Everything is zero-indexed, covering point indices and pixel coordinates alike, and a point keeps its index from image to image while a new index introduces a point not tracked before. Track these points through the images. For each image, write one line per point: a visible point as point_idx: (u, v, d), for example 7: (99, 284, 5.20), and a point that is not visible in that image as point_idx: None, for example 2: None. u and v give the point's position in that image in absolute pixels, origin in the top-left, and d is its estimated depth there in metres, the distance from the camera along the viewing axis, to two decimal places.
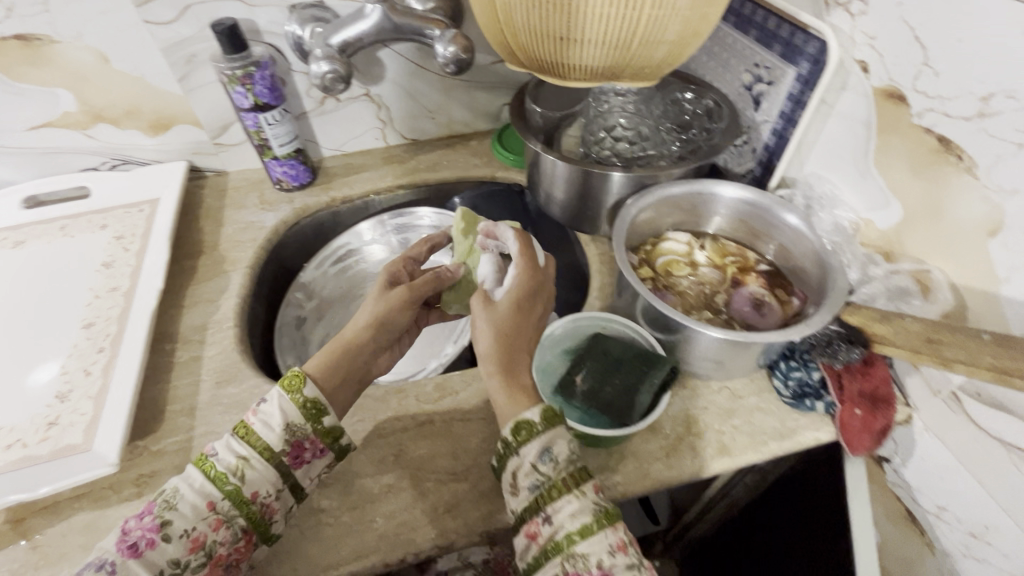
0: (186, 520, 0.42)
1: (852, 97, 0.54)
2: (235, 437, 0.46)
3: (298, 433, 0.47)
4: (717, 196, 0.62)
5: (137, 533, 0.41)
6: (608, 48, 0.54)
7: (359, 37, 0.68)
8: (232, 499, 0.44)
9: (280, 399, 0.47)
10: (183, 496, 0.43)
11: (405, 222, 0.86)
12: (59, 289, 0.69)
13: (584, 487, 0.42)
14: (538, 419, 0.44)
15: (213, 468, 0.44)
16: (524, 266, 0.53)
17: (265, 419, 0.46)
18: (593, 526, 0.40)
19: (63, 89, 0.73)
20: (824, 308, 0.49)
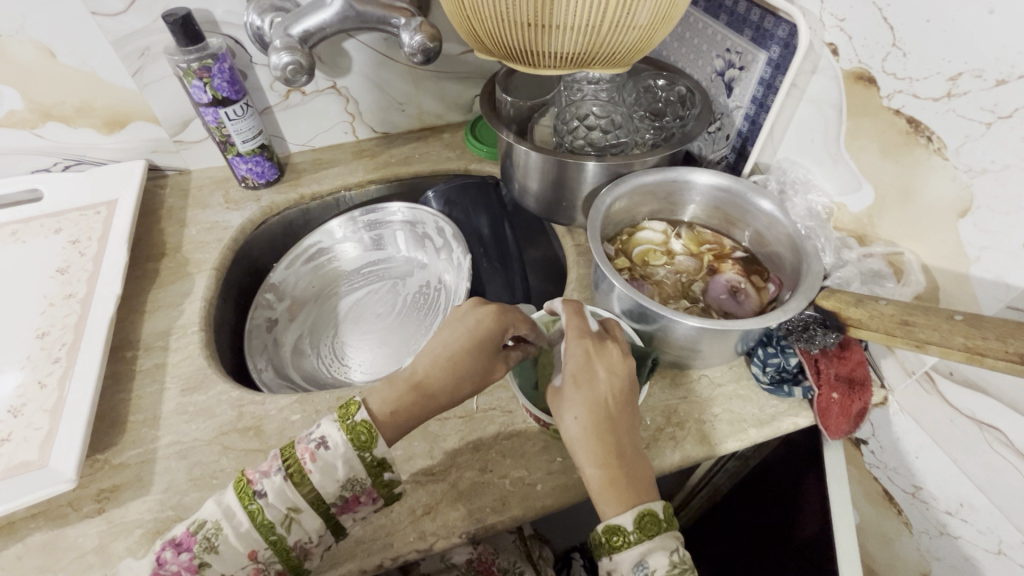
0: (223, 563, 0.42)
1: (822, 81, 0.53)
2: (286, 485, 0.43)
3: (357, 488, 0.44)
4: (692, 184, 0.62)
5: (175, 567, 0.41)
6: (580, 35, 0.53)
7: (322, 26, 0.65)
8: (275, 549, 0.43)
9: (344, 452, 0.44)
10: (226, 539, 0.42)
11: (377, 218, 0.83)
12: (10, 297, 0.66)
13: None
14: (630, 526, 0.41)
15: (260, 513, 0.43)
16: (576, 339, 0.48)
17: (324, 471, 0.43)
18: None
19: (7, 86, 0.69)
20: (799, 293, 0.49)
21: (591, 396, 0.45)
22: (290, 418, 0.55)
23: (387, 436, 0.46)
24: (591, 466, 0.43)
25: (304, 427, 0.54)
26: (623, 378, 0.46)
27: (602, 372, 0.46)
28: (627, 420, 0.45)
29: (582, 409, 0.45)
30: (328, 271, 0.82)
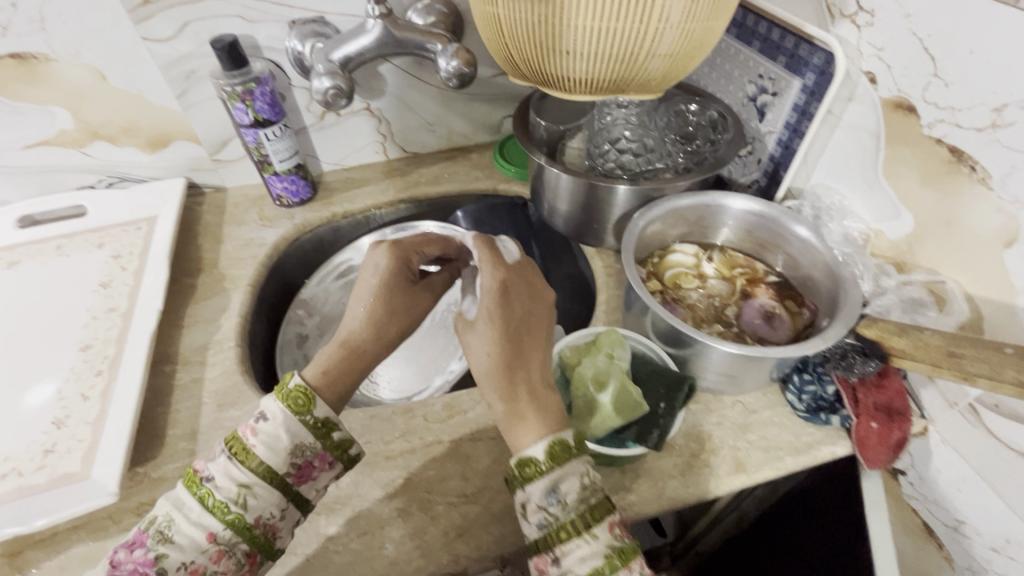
0: (183, 553, 0.40)
1: (859, 108, 0.54)
2: (230, 464, 0.43)
3: (308, 452, 0.45)
4: (726, 208, 0.62)
5: (129, 566, 0.40)
6: (605, 62, 0.54)
7: (361, 52, 0.67)
8: (235, 530, 0.42)
9: (283, 419, 0.44)
10: (179, 528, 0.41)
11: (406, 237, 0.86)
12: (55, 311, 0.68)
13: (597, 525, 0.39)
14: (543, 457, 0.40)
15: (211, 496, 0.42)
16: (490, 267, 0.49)
17: (265, 441, 0.44)
18: (604, 569, 0.38)
19: (59, 107, 0.71)
20: (839, 321, 0.49)
21: (501, 326, 0.46)
22: None
23: (330, 400, 0.47)
24: (496, 398, 0.44)
25: None
26: (532, 308, 0.48)
27: (515, 303, 0.47)
28: (535, 352, 0.46)
29: (491, 340, 0.45)
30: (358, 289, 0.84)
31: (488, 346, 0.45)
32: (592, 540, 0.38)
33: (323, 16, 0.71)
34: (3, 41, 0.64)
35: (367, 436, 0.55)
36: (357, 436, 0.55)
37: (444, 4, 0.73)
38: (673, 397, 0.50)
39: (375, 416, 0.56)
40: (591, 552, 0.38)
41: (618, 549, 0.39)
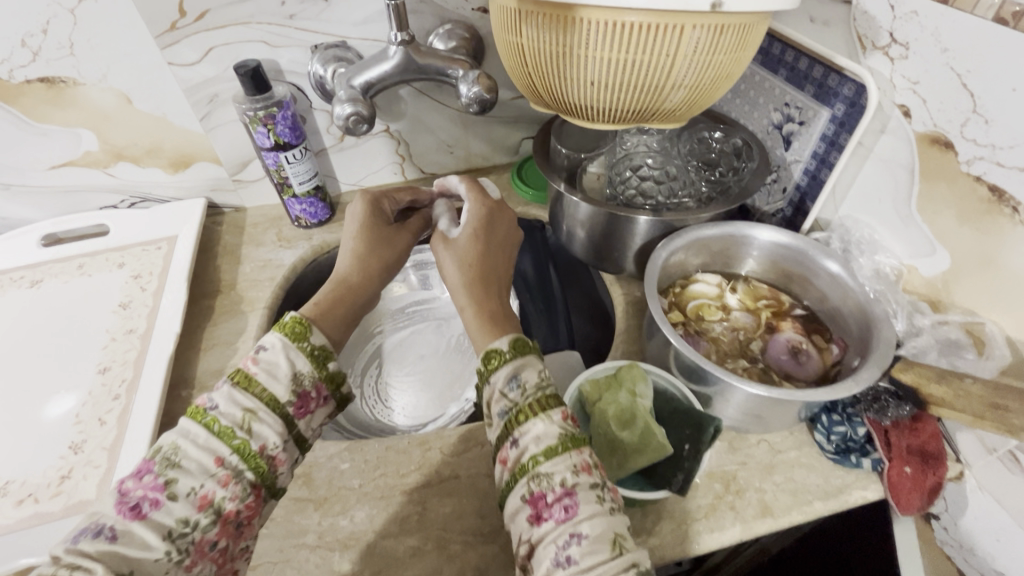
0: (192, 477, 0.39)
1: (892, 141, 0.52)
2: (234, 392, 0.43)
3: (305, 383, 0.46)
4: (751, 239, 0.60)
5: (138, 493, 0.38)
6: (626, 92, 0.53)
7: (383, 78, 0.67)
8: (242, 456, 0.41)
9: (287, 348, 0.46)
10: (187, 453, 0.40)
11: (423, 258, 0.84)
12: (75, 331, 0.68)
13: (553, 409, 0.42)
14: (507, 347, 0.45)
15: (216, 422, 0.42)
16: (475, 196, 0.59)
17: (269, 369, 0.45)
18: (559, 448, 0.40)
19: (85, 129, 0.72)
20: (871, 363, 0.47)
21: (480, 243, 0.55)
22: (338, 467, 0.54)
23: (324, 331, 0.50)
24: (465, 301, 0.51)
25: (354, 477, 0.53)
26: (508, 238, 0.58)
27: (496, 228, 0.57)
28: (501, 274, 0.55)
29: (467, 254, 0.54)
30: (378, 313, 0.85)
31: (464, 257, 0.54)
32: (547, 419, 0.41)
33: (346, 40, 0.72)
34: (34, 66, 0.66)
35: (383, 469, 0.54)
36: (372, 468, 0.54)
37: (466, 29, 0.73)
38: (699, 438, 0.48)
39: (391, 448, 0.56)
40: (547, 430, 0.40)
41: (574, 435, 0.41)
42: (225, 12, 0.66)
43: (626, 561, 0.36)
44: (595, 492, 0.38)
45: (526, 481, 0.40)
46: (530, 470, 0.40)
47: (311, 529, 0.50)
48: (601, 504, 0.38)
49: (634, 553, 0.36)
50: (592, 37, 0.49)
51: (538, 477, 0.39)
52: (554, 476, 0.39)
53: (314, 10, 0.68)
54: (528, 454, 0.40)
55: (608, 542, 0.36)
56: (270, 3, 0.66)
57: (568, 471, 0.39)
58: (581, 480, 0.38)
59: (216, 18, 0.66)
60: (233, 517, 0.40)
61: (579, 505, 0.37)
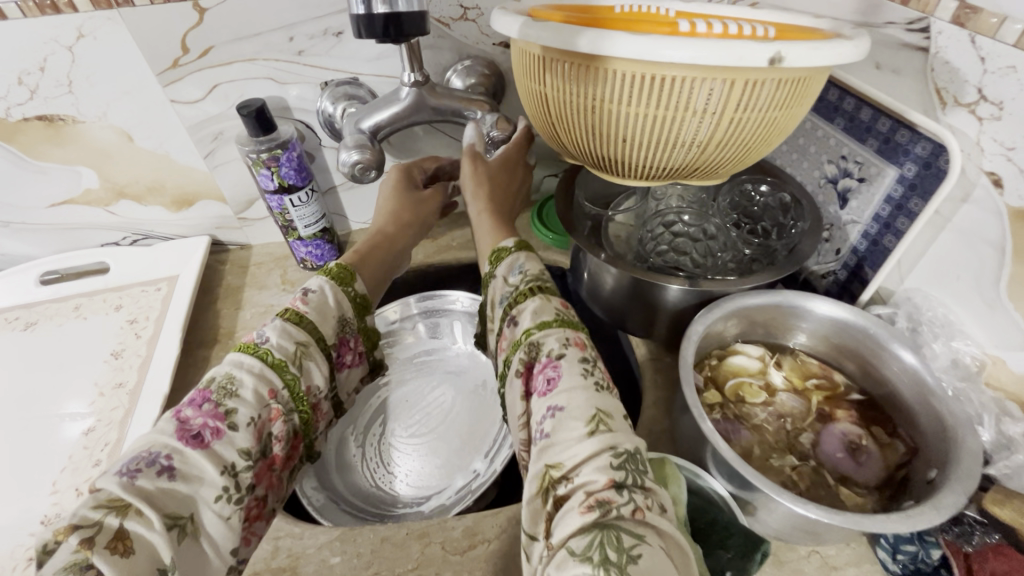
0: (249, 408, 0.43)
1: (976, 212, 0.45)
2: (286, 325, 0.48)
3: (347, 330, 0.54)
4: (803, 310, 0.53)
5: (198, 421, 0.41)
6: (663, 150, 0.47)
7: (393, 120, 0.62)
8: (292, 393, 0.46)
9: (332, 291, 0.53)
10: (243, 382, 0.43)
11: (435, 305, 0.78)
12: (64, 383, 0.65)
13: (550, 296, 0.49)
14: (512, 247, 0.54)
15: (270, 354, 0.46)
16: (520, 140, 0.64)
17: (318, 310, 0.51)
18: (552, 323, 0.46)
19: (85, 167, 0.69)
20: (955, 484, 0.39)
21: (500, 163, 0.62)
22: (328, 561, 0.48)
23: (364, 281, 0.58)
24: (481, 206, 0.60)
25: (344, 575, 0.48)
26: (522, 183, 0.66)
27: (517, 172, 0.64)
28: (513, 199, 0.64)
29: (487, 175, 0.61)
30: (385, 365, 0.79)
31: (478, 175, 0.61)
32: (542, 300, 0.48)
33: (358, 77, 0.67)
34: (31, 103, 0.62)
35: (376, 566, 0.48)
36: (365, 564, 0.48)
37: (486, 65, 0.68)
38: (747, 557, 0.43)
39: (387, 539, 0.50)
40: (542, 309, 0.47)
41: (567, 320, 0.47)
42: (230, 49, 0.62)
43: (602, 440, 0.37)
44: (580, 366, 0.42)
45: (520, 353, 0.46)
46: (524, 342, 0.46)
47: None
48: (585, 378, 0.42)
49: (613, 433, 0.38)
50: (624, 91, 0.43)
51: (530, 346, 0.45)
52: (545, 346, 0.44)
53: (324, 45, 0.63)
54: (521, 328, 0.46)
55: (586, 418, 0.39)
56: (277, 38, 0.62)
57: (558, 343, 0.44)
58: (568, 353, 0.43)
59: (221, 54, 0.62)
60: (276, 462, 0.45)
61: (562, 377, 0.42)
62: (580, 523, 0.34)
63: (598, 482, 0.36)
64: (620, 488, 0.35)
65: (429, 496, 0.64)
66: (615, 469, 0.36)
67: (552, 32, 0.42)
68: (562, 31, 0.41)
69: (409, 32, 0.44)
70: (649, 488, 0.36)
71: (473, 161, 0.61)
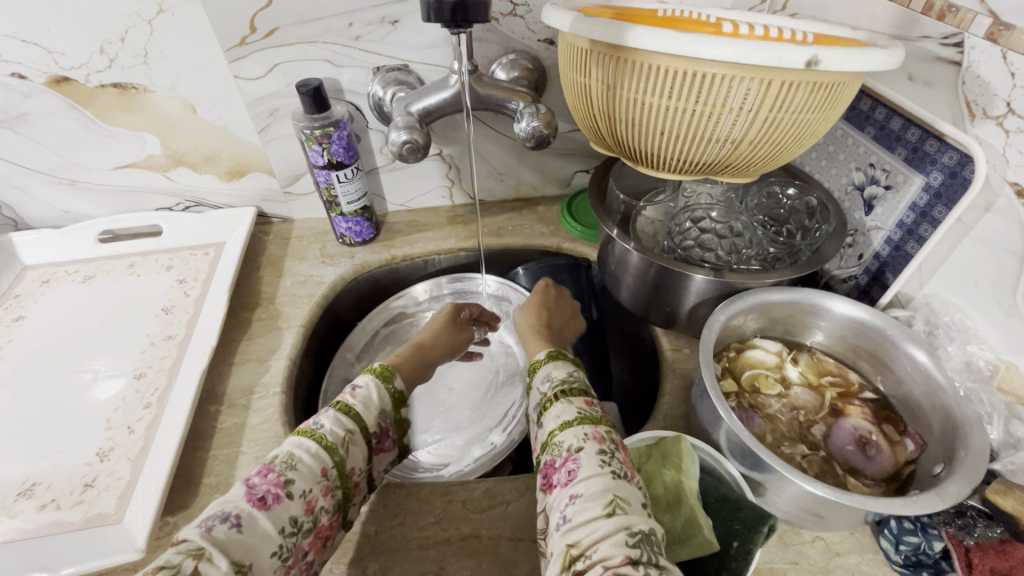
0: (305, 480, 0.42)
1: (997, 221, 0.46)
2: (337, 413, 0.48)
3: (386, 421, 0.51)
4: (823, 309, 0.55)
5: (263, 487, 0.40)
6: (696, 146, 0.49)
7: (440, 105, 0.66)
8: (339, 472, 0.45)
9: (377, 388, 0.52)
10: (302, 458, 0.43)
11: (462, 288, 0.84)
12: (119, 333, 0.69)
13: (573, 397, 0.49)
14: (544, 356, 0.55)
15: (324, 438, 0.45)
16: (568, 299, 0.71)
17: (364, 402, 0.50)
18: (573, 421, 0.46)
19: (150, 135, 0.74)
20: (959, 476, 0.41)
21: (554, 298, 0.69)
22: None
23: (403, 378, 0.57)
24: (528, 320, 0.65)
25: (372, 522, 0.51)
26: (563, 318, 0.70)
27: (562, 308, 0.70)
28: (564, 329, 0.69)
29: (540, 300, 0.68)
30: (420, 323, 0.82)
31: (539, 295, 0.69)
32: (565, 402, 0.48)
33: (408, 64, 0.71)
34: (110, 72, 0.67)
35: (401, 517, 0.51)
36: (391, 515, 0.51)
37: (530, 60, 0.71)
38: (749, 536, 0.44)
39: (412, 495, 0.53)
40: (565, 409, 0.47)
41: (590, 415, 0.47)
42: (293, 30, 0.66)
43: (619, 521, 0.38)
44: (598, 457, 0.42)
45: (546, 455, 0.46)
46: (549, 444, 0.46)
47: None
48: (603, 468, 0.42)
49: (629, 514, 0.39)
50: (665, 87, 0.46)
51: (553, 447, 0.45)
52: (564, 443, 0.45)
53: (380, 33, 0.67)
54: (545, 431, 0.47)
55: (603, 502, 0.39)
56: (338, 24, 0.66)
57: (578, 438, 0.44)
58: (587, 446, 0.43)
59: (284, 36, 0.66)
60: (322, 531, 0.43)
61: (582, 467, 0.42)
62: None
63: (616, 558, 0.36)
64: (637, 564, 0.36)
65: (449, 465, 0.68)
66: (631, 547, 0.36)
67: (602, 28, 0.45)
68: (612, 27, 0.44)
69: (472, 20, 0.46)
70: (665, 567, 0.36)
71: (543, 291, 0.70)
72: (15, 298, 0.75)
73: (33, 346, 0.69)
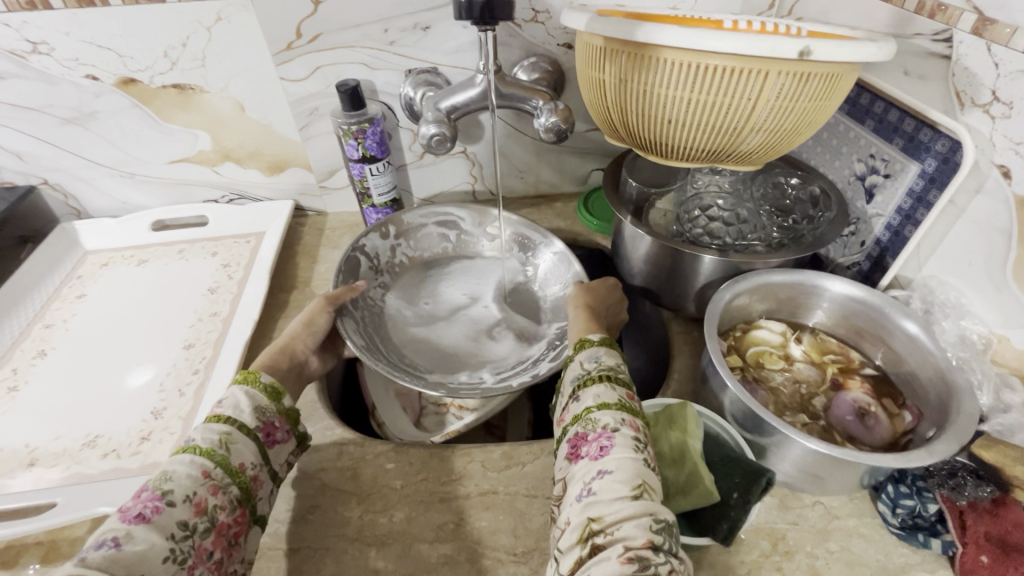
0: (185, 486, 0.41)
1: (987, 202, 0.50)
2: (207, 424, 0.47)
3: (266, 415, 0.50)
4: (824, 289, 0.58)
5: (138, 505, 0.39)
6: (703, 133, 0.54)
7: (466, 103, 0.71)
8: (225, 469, 0.44)
9: (245, 393, 0.50)
10: (174, 469, 0.42)
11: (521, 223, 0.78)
12: (171, 309, 0.76)
13: (617, 385, 0.49)
14: (596, 338, 0.55)
15: (194, 447, 0.44)
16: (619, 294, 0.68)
17: (233, 406, 0.49)
18: (614, 405, 0.47)
19: (202, 131, 0.82)
20: (949, 435, 0.44)
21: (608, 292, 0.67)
22: (384, 466, 0.56)
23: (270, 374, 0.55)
24: (578, 303, 0.63)
25: (399, 477, 0.55)
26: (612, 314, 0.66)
27: (612, 304, 0.66)
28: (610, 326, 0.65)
29: (592, 287, 0.66)
30: (473, 239, 0.81)
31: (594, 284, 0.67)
32: (608, 386, 0.49)
33: (437, 67, 0.77)
34: (171, 74, 0.75)
35: (425, 474, 0.55)
36: (415, 471, 0.56)
37: (550, 63, 0.76)
38: (748, 489, 0.47)
39: (437, 455, 0.57)
40: (607, 392, 0.48)
41: (630, 404, 0.48)
42: (334, 36, 0.72)
43: (645, 505, 0.40)
44: (632, 440, 0.44)
45: (576, 427, 0.47)
46: (583, 416, 0.47)
47: (352, 521, 0.52)
48: (636, 451, 0.44)
49: (655, 501, 0.41)
50: (672, 78, 0.51)
51: (587, 421, 0.47)
52: (601, 422, 0.46)
53: (412, 38, 0.74)
54: (582, 403, 0.48)
55: (632, 483, 0.41)
56: (375, 30, 0.72)
57: (616, 421, 0.46)
58: (624, 428, 0.45)
59: (327, 41, 0.73)
60: (225, 528, 0.43)
61: (614, 446, 0.44)
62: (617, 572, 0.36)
63: (638, 540, 0.38)
64: (658, 551, 0.38)
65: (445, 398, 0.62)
66: (654, 532, 0.39)
67: (615, 26, 0.50)
68: (623, 26, 0.49)
69: (499, 17, 0.51)
70: (679, 557, 0.39)
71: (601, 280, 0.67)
72: (78, 278, 0.82)
73: (94, 319, 0.75)
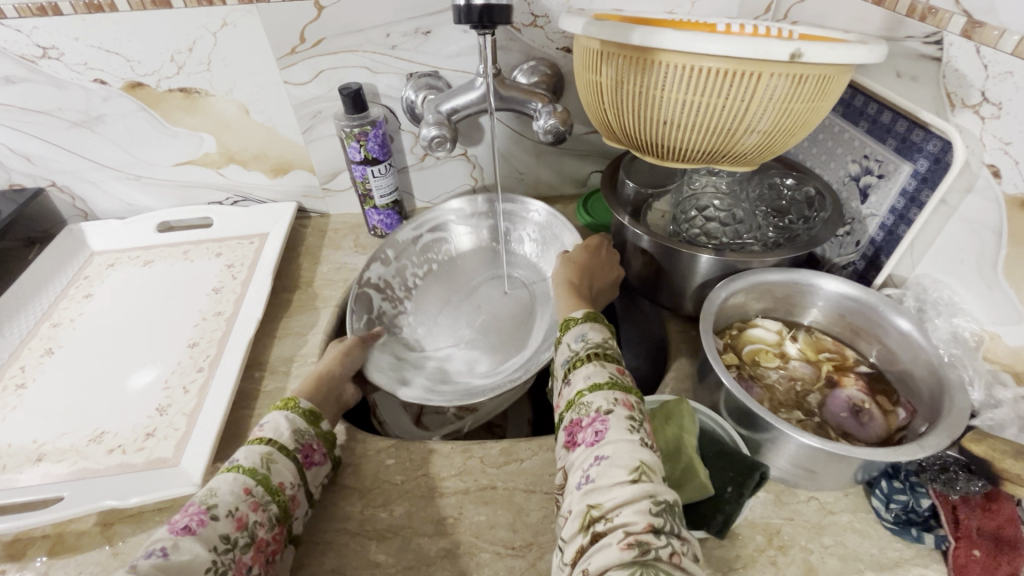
0: (228, 501, 0.43)
1: (978, 201, 0.50)
2: (251, 445, 0.49)
3: (305, 438, 0.52)
4: (818, 289, 0.59)
5: (185, 518, 0.41)
6: (699, 133, 0.55)
7: (467, 105, 0.72)
8: (265, 487, 0.46)
9: (286, 416, 0.52)
10: (219, 488, 0.44)
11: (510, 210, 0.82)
12: (175, 308, 0.77)
13: (607, 361, 0.51)
14: (580, 316, 0.56)
15: (238, 467, 0.46)
16: (607, 261, 0.69)
17: (275, 429, 0.51)
18: (603, 385, 0.48)
19: (208, 134, 0.83)
20: (941, 430, 0.45)
21: (596, 260, 0.68)
22: (385, 462, 0.57)
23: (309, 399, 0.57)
24: (564, 278, 0.65)
25: (399, 473, 0.56)
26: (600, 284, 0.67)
27: (599, 273, 0.68)
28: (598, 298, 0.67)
29: (578, 260, 0.68)
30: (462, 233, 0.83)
31: (580, 256, 0.68)
32: (597, 364, 0.50)
33: (438, 71, 0.78)
34: (177, 78, 0.76)
35: (425, 470, 0.56)
36: (415, 467, 0.57)
37: (548, 66, 0.78)
38: (743, 482, 0.47)
39: (437, 451, 0.58)
40: (597, 372, 0.49)
41: (621, 383, 0.49)
42: (337, 41, 0.74)
43: (644, 488, 0.40)
44: (626, 422, 0.45)
45: (571, 413, 0.48)
46: (576, 403, 0.48)
47: (354, 516, 0.53)
48: (632, 433, 0.44)
49: (653, 482, 0.41)
50: (668, 81, 0.52)
51: (580, 406, 0.48)
52: (592, 404, 0.47)
53: (414, 42, 0.75)
54: (574, 389, 0.49)
55: (629, 467, 0.42)
56: (377, 34, 0.74)
57: (608, 402, 0.47)
58: (617, 410, 0.46)
59: (330, 45, 0.74)
60: (264, 546, 0.44)
61: (609, 430, 0.45)
62: (618, 558, 0.37)
63: (638, 525, 0.39)
64: (659, 533, 0.38)
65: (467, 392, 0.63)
66: (654, 515, 0.39)
67: (610, 29, 0.51)
68: (620, 29, 0.51)
69: (498, 21, 0.52)
70: (682, 537, 0.40)
71: (587, 251, 0.69)
72: (85, 279, 0.83)
73: (100, 319, 0.77)
